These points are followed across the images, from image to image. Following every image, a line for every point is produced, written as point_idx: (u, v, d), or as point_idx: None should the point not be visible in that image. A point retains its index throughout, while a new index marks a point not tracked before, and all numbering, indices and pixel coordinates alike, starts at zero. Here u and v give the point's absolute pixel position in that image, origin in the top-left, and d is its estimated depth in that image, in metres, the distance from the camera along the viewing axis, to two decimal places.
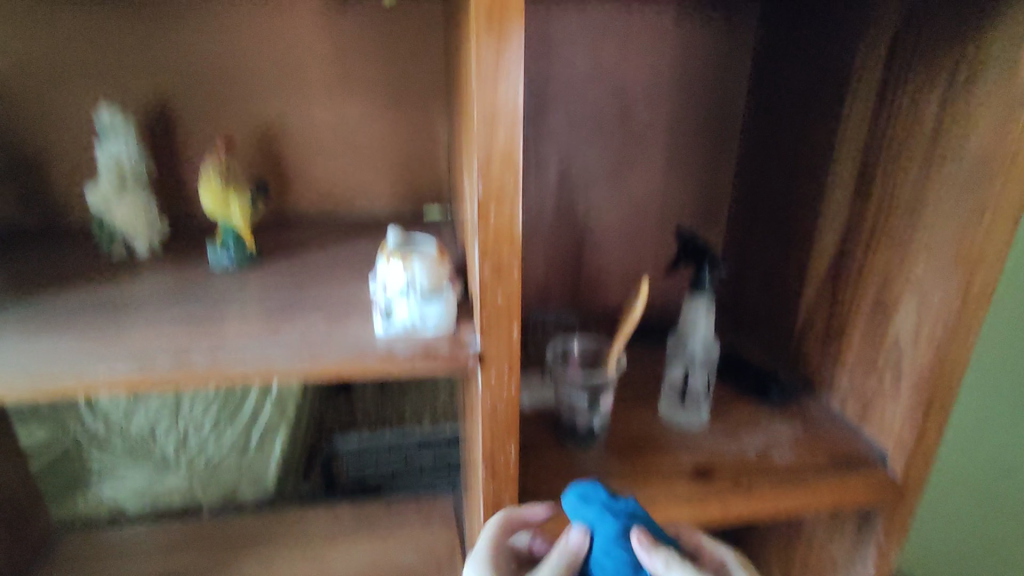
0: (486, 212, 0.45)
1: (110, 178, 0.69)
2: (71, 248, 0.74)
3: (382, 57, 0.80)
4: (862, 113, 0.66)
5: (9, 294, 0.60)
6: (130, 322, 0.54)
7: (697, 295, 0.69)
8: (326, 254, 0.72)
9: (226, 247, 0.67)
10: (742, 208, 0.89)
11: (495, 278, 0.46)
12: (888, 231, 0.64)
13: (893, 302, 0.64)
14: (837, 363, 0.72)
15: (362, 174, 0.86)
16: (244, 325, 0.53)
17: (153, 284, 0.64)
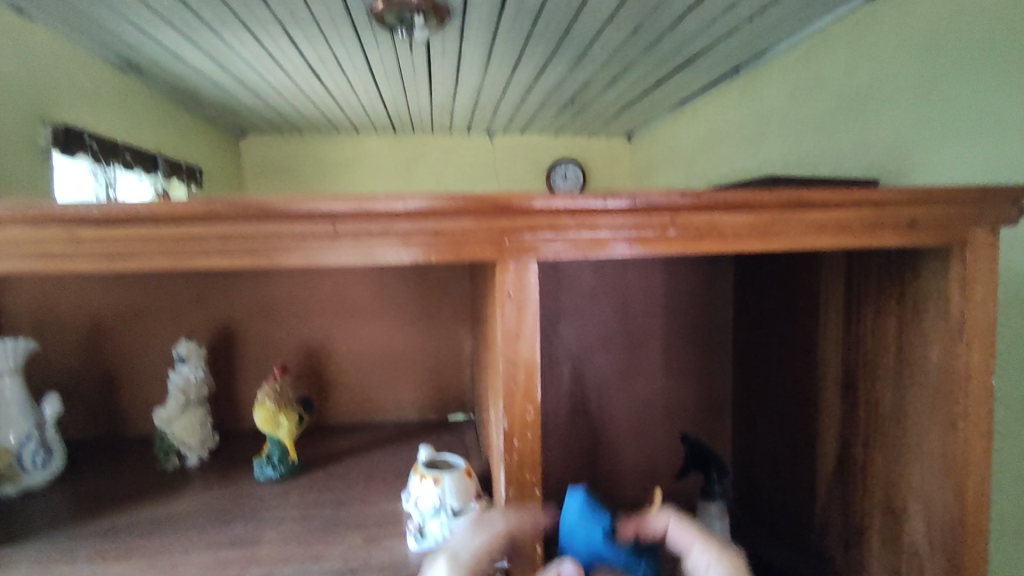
0: (510, 442, 0.51)
1: (177, 399, 0.78)
2: (129, 462, 0.81)
3: (416, 285, 0.94)
4: (835, 330, 0.75)
5: (73, 516, 0.66)
6: (184, 543, 0.59)
7: (710, 503, 0.70)
8: (360, 464, 0.78)
9: (271, 459, 0.74)
10: (746, 407, 0.95)
11: (519, 499, 0.52)
12: (881, 436, 0.69)
13: (901, 506, 0.66)
14: (863, 568, 0.72)
15: (394, 385, 0.95)
16: (287, 544, 0.58)
17: (202, 500, 0.70)
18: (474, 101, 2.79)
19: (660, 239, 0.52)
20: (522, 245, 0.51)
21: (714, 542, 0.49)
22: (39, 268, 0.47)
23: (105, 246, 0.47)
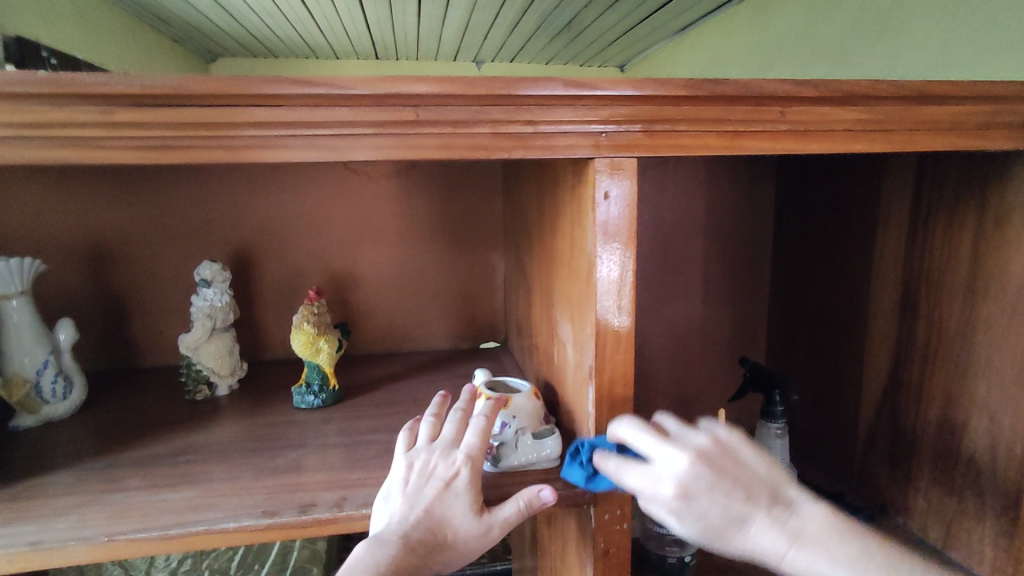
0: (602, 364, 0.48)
1: (204, 324, 0.72)
2: (154, 392, 0.76)
3: (446, 207, 0.89)
4: (895, 246, 0.73)
5: (107, 446, 0.61)
6: (241, 470, 0.55)
7: (772, 422, 0.69)
8: (404, 390, 0.75)
9: (311, 387, 0.70)
10: (784, 332, 0.94)
11: (609, 416, 0.49)
12: (942, 355, 0.68)
13: (960, 422, 0.66)
14: (911, 484, 0.74)
15: (423, 314, 0.91)
16: (353, 469, 0.54)
17: (244, 428, 0.65)
18: (465, 25, 2.61)
19: (767, 135, 0.47)
20: (621, 137, 0.45)
21: (699, 486, 0.42)
22: (65, 155, 0.39)
23: (146, 130, 0.39)
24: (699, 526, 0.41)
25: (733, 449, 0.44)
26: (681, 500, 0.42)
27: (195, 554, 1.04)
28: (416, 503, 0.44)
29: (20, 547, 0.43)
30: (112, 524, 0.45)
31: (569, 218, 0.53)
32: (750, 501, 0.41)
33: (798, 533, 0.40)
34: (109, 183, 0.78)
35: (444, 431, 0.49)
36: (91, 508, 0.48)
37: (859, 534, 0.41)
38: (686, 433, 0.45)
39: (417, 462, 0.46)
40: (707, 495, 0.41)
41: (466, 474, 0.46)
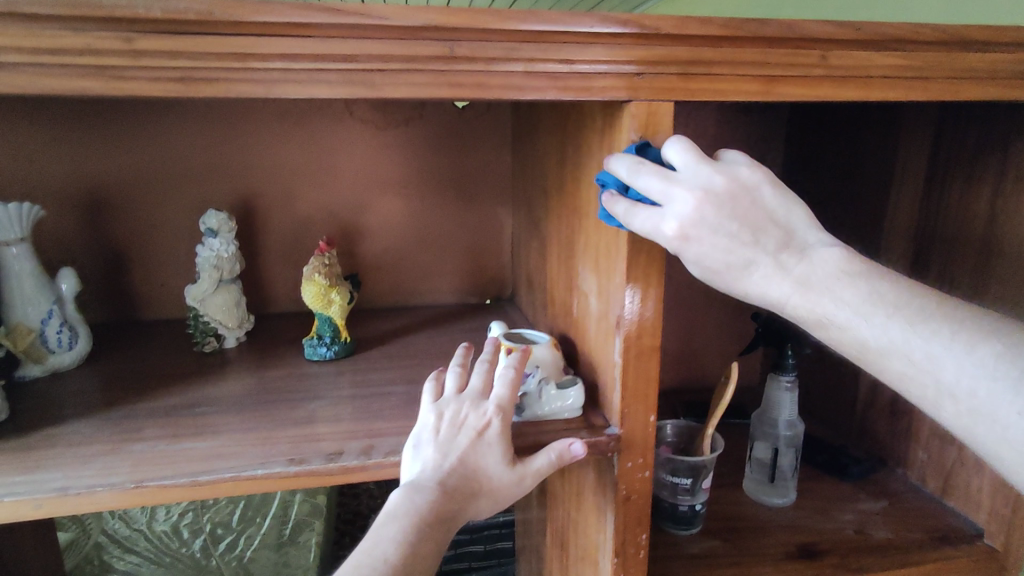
0: (635, 312, 0.48)
1: (210, 276, 0.70)
2: (159, 345, 0.75)
3: (453, 158, 0.86)
4: (910, 201, 0.72)
5: (118, 397, 0.60)
6: (261, 420, 0.54)
7: (782, 375, 0.70)
8: (416, 343, 0.74)
9: (323, 339, 0.70)
10: None
11: (636, 365, 0.49)
12: None
13: None
14: (911, 438, 0.74)
15: (430, 268, 0.90)
16: (375, 419, 0.54)
17: (256, 380, 0.65)
18: None
19: (804, 81, 0.45)
20: (655, 81, 0.44)
21: (705, 227, 0.43)
22: (82, 88, 0.37)
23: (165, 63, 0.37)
24: (702, 262, 0.45)
25: (751, 189, 0.44)
26: (684, 239, 0.43)
27: (197, 507, 1.05)
28: (449, 451, 0.46)
29: (48, 493, 0.43)
30: (138, 471, 0.45)
31: (595, 166, 0.51)
32: (756, 245, 0.44)
33: (804, 277, 0.44)
34: (107, 126, 0.75)
35: (473, 381, 0.50)
36: (114, 456, 0.48)
37: (868, 276, 0.44)
38: (697, 169, 0.43)
39: (448, 412, 0.48)
40: (709, 242, 0.43)
41: (497, 425, 0.47)
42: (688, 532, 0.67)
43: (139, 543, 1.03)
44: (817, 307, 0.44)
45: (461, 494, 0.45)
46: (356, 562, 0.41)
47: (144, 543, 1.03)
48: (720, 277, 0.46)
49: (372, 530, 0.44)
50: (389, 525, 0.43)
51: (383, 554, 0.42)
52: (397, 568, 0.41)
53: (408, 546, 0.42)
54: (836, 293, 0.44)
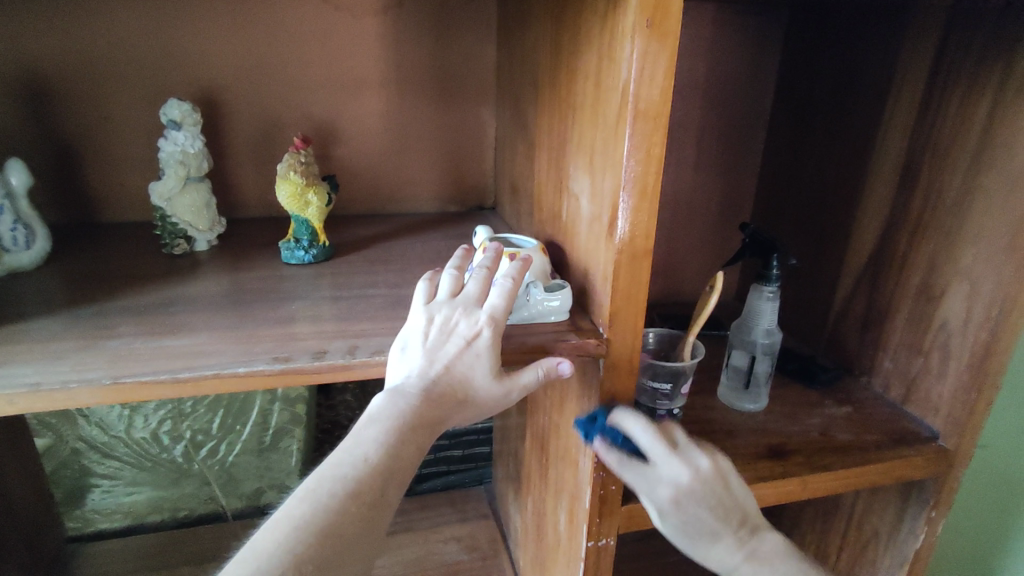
0: (631, 218, 0.47)
1: (176, 172, 0.66)
2: (125, 245, 0.71)
3: (435, 53, 0.81)
4: (906, 110, 0.70)
5: (84, 296, 0.58)
6: (238, 321, 0.53)
7: (765, 285, 0.71)
8: (395, 249, 0.72)
9: (300, 243, 0.67)
10: (768, 205, 0.93)
11: (627, 269, 0.49)
12: (934, 225, 0.68)
13: (940, 289, 0.68)
14: (879, 348, 0.76)
15: (409, 173, 0.86)
16: (360, 320, 0.53)
17: (230, 283, 0.62)
18: None
19: None
20: None
21: (692, 501, 0.51)
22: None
23: None
24: (685, 526, 0.52)
25: (727, 478, 0.52)
26: (675, 507, 0.51)
27: (177, 416, 1.03)
28: (437, 359, 0.46)
29: (21, 389, 0.41)
30: (116, 367, 0.44)
31: (597, 53, 0.48)
32: (726, 522, 0.52)
33: (754, 551, 0.53)
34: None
35: (469, 286, 0.49)
36: (89, 352, 0.46)
37: (798, 561, 0.54)
38: (692, 454, 0.51)
39: (439, 317, 0.47)
40: (692, 514, 0.51)
41: (488, 334, 0.47)
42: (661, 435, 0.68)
43: (119, 449, 1.02)
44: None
45: (445, 403, 0.45)
46: (338, 457, 0.41)
47: (124, 450, 1.03)
48: (684, 538, 0.53)
49: (354, 429, 0.44)
50: (373, 424, 0.43)
51: (365, 453, 0.42)
52: (377, 467, 0.41)
53: (390, 446, 0.42)
54: (774, 571, 0.52)
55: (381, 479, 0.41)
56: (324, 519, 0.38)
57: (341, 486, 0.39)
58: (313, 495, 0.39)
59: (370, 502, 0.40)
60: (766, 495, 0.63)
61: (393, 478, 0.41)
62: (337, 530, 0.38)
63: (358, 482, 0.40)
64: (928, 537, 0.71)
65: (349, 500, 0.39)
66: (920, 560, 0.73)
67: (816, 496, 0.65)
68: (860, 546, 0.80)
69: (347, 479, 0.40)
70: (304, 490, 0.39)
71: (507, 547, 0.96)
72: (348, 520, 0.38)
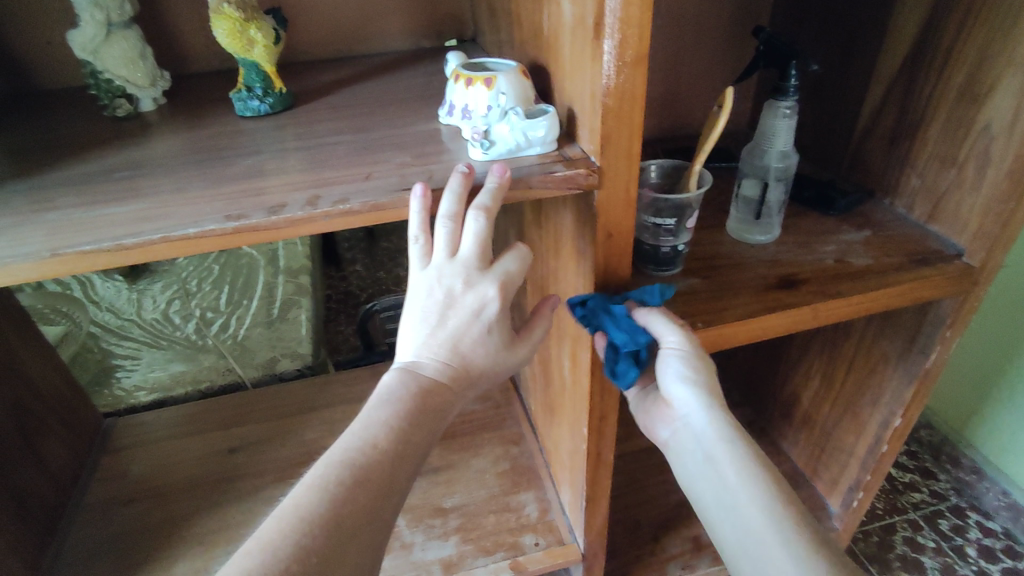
0: (621, 22, 0.39)
1: (93, 17, 0.57)
2: (63, 112, 0.63)
3: None
4: None
5: (19, 168, 0.52)
6: (189, 181, 0.47)
7: (782, 99, 0.63)
8: (363, 93, 0.63)
9: (253, 92, 0.58)
10: (792, 9, 0.80)
11: (618, 81, 0.41)
12: (987, 9, 0.58)
13: (986, 87, 0.59)
14: (907, 164, 0.70)
15: (371, 3, 0.74)
16: (324, 169, 0.47)
17: (180, 141, 0.55)
18: None
19: None
20: None
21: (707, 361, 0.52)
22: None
23: None
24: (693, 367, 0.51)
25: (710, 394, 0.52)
26: (677, 386, 0.51)
27: (183, 295, 1.12)
28: (445, 336, 0.45)
29: None
30: (53, 239, 0.40)
31: None
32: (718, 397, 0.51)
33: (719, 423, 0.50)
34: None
35: (466, 250, 0.44)
36: (27, 228, 0.42)
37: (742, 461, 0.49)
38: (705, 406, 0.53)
39: (442, 294, 0.45)
40: (693, 402, 0.51)
41: (494, 307, 0.45)
42: (668, 273, 0.65)
43: (134, 329, 1.06)
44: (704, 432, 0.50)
45: (464, 378, 0.46)
46: (346, 443, 0.44)
47: (139, 330, 1.06)
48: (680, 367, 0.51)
49: (366, 409, 0.45)
50: (381, 409, 0.45)
51: (373, 437, 0.44)
52: (385, 453, 0.43)
53: (398, 431, 0.44)
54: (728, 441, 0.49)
55: (388, 466, 0.43)
56: (330, 510, 0.41)
57: (346, 475, 0.42)
58: (321, 485, 0.42)
59: (377, 489, 0.43)
60: (774, 325, 0.61)
61: (400, 462, 0.44)
62: (347, 519, 0.41)
63: (366, 470, 0.42)
64: (938, 356, 0.70)
65: (355, 488, 0.42)
66: (927, 379, 0.73)
67: (827, 323, 0.63)
68: (868, 371, 0.80)
69: (353, 465, 0.42)
70: (312, 478, 0.42)
71: (519, 397, 0.99)
72: (353, 506, 0.41)
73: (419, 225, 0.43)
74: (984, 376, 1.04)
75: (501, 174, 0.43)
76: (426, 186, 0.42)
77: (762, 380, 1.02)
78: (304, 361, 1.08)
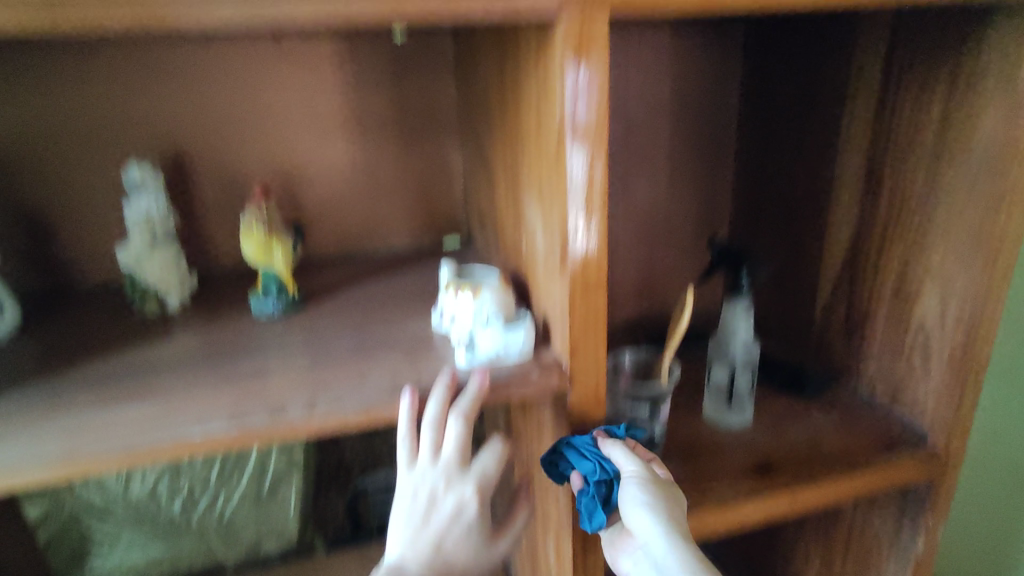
0: (580, 256, 0.47)
1: (142, 234, 0.67)
2: (95, 311, 0.71)
3: (392, 94, 0.79)
4: (864, 114, 0.70)
5: (50, 367, 0.57)
6: (201, 382, 0.52)
7: (737, 298, 0.72)
8: (366, 294, 0.71)
9: (268, 293, 0.66)
10: (744, 215, 0.92)
11: (580, 301, 0.49)
12: (903, 227, 0.68)
13: (915, 289, 0.68)
14: (863, 352, 0.76)
15: (379, 213, 0.85)
16: (323, 371, 0.52)
17: (198, 340, 0.61)
18: None
19: None
20: None
21: (661, 481, 0.51)
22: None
23: None
24: (649, 486, 0.50)
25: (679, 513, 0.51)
26: (637, 513, 0.49)
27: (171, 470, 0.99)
28: (428, 536, 0.48)
29: None
30: (70, 442, 0.44)
31: (533, 84, 0.49)
32: (678, 522, 0.49)
33: (681, 549, 0.48)
34: (6, 65, 0.67)
35: (448, 451, 0.48)
36: (47, 432, 0.46)
37: None
38: None
39: (425, 495, 0.48)
40: (654, 534, 0.48)
41: (474, 507, 0.49)
42: None
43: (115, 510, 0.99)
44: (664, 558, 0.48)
45: None
46: None
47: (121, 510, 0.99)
48: (636, 484, 0.50)
49: None
50: None
51: None
52: None
53: None
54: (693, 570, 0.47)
55: None
56: None
57: None
58: None
59: None
60: (753, 513, 0.62)
61: None
62: None
63: None
64: (927, 541, 0.70)
65: None
66: (921, 566, 0.72)
67: (806, 510, 0.64)
68: (863, 556, 0.78)
69: None
70: None
71: None
72: None
73: (407, 429, 0.47)
74: (990, 556, 1.00)
75: (482, 380, 0.49)
76: (413, 392, 0.47)
77: (756, 562, 0.98)
78: (289, 541, 1.09)
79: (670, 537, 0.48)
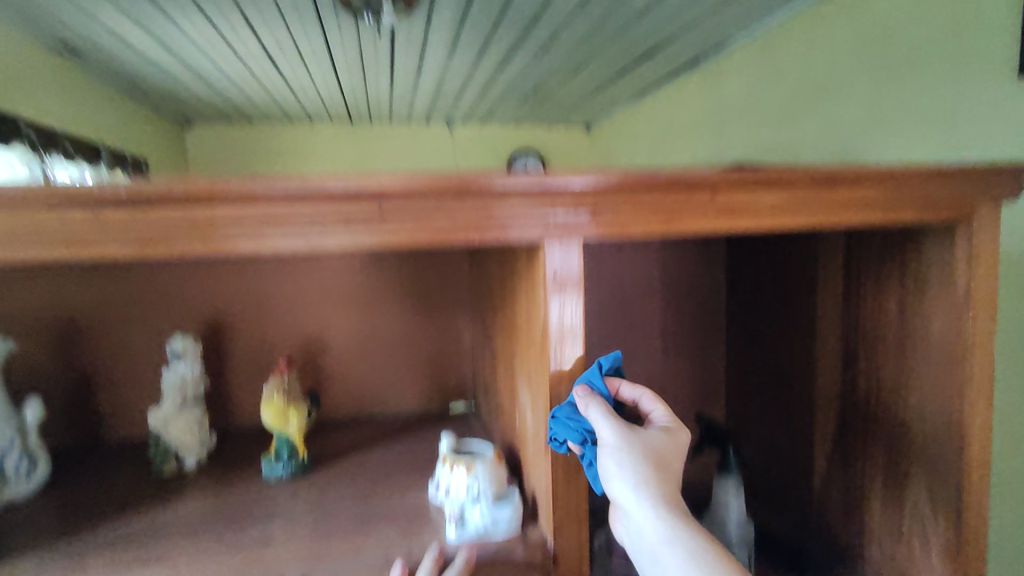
0: None
1: (173, 398, 0.73)
2: (119, 468, 0.75)
3: (412, 276, 0.90)
4: (833, 303, 0.78)
5: (70, 526, 0.61)
6: (207, 548, 0.55)
7: (727, 476, 0.74)
8: (372, 460, 0.75)
9: (280, 457, 0.71)
10: (739, 387, 0.96)
11: (563, 483, 0.52)
12: (883, 410, 0.72)
13: (903, 471, 0.69)
14: (864, 534, 0.75)
15: (393, 380, 0.92)
16: (322, 541, 0.55)
17: (209, 503, 0.65)
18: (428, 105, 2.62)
19: (699, 218, 0.52)
20: (570, 226, 0.49)
21: (645, 445, 0.49)
22: (62, 257, 0.42)
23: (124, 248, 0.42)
24: (632, 456, 0.47)
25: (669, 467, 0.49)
26: (617, 482, 0.47)
27: None
28: None
29: None
30: None
31: (524, 286, 0.57)
32: (662, 490, 0.47)
33: (666, 520, 0.46)
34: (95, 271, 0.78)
35: None
36: None
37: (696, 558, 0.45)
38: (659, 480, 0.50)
39: None
40: (634, 500, 0.46)
41: None
42: None
43: None
44: (648, 523, 0.46)
45: None
46: None
47: None
48: (618, 451, 0.47)
49: None
50: None
51: None
52: None
53: None
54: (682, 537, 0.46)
55: None
56: None
57: None
58: None
59: None
60: None
61: None
62: None
63: None
64: None
65: None
66: None
67: None
68: None
69: None
70: None
71: None
72: None
73: None
74: None
75: (469, 550, 0.52)
76: (404, 561, 0.51)
77: None
78: None
79: (653, 508, 0.46)
